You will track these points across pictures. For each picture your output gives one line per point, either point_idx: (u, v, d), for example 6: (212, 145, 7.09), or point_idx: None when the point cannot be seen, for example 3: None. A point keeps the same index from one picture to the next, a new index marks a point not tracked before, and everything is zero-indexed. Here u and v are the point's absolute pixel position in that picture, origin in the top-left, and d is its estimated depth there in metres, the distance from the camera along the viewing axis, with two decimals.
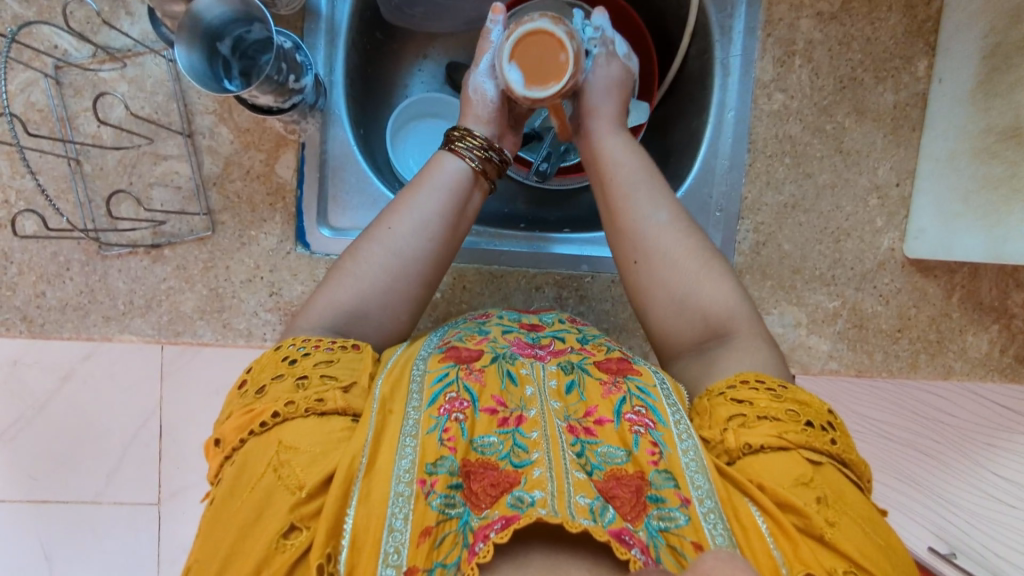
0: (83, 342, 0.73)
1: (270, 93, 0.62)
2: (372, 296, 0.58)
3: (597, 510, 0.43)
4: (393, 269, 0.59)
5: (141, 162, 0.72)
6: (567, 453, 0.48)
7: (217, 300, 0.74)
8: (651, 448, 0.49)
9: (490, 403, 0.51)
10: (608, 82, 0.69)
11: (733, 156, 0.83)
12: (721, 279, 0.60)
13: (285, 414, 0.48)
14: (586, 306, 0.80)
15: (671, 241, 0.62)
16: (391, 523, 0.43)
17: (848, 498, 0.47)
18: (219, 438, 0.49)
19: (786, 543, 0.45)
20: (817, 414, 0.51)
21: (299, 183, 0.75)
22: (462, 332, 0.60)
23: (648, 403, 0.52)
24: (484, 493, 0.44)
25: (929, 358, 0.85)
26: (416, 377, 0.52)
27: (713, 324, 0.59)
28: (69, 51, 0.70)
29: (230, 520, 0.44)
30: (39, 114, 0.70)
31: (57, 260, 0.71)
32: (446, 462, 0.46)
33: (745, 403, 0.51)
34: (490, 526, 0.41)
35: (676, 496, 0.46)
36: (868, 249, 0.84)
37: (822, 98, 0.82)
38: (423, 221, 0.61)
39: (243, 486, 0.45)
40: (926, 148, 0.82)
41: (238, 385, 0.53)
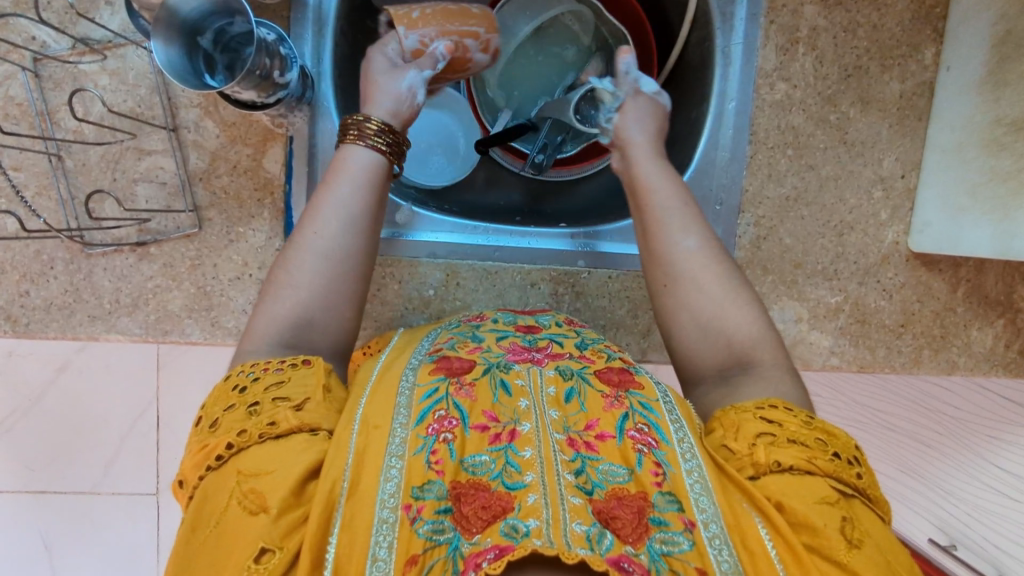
0: (69, 341, 0.72)
1: (253, 89, 0.59)
2: (317, 301, 0.55)
3: (594, 537, 0.41)
4: (328, 271, 0.56)
5: (125, 157, 0.70)
6: (563, 476, 0.46)
7: (205, 298, 0.72)
8: (654, 467, 0.48)
9: (482, 419, 0.50)
10: (637, 116, 0.67)
11: (734, 148, 0.81)
12: (745, 303, 0.58)
13: (240, 443, 0.46)
14: (583, 302, 0.79)
15: (701, 267, 0.59)
16: (375, 552, 0.41)
17: (870, 531, 0.46)
18: (182, 479, 0.47)
19: (795, 568, 0.44)
20: (844, 446, 0.50)
21: (287, 178, 0.73)
22: (455, 339, 0.60)
23: (650, 421, 0.51)
24: (475, 516, 0.42)
25: (933, 353, 0.84)
26: (404, 391, 0.51)
27: (734, 352, 0.57)
28: (48, 43, 0.67)
29: (202, 558, 0.42)
30: (18, 108, 0.68)
31: (40, 259, 0.70)
32: (434, 486, 0.45)
33: (775, 423, 0.50)
34: (482, 555, 0.39)
35: (680, 520, 0.45)
36: (871, 243, 0.82)
37: (825, 87, 0.80)
38: (345, 213, 0.58)
39: (209, 523, 0.43)
40: (933, 138, 0.79)
41: (196, 423, 0.50)
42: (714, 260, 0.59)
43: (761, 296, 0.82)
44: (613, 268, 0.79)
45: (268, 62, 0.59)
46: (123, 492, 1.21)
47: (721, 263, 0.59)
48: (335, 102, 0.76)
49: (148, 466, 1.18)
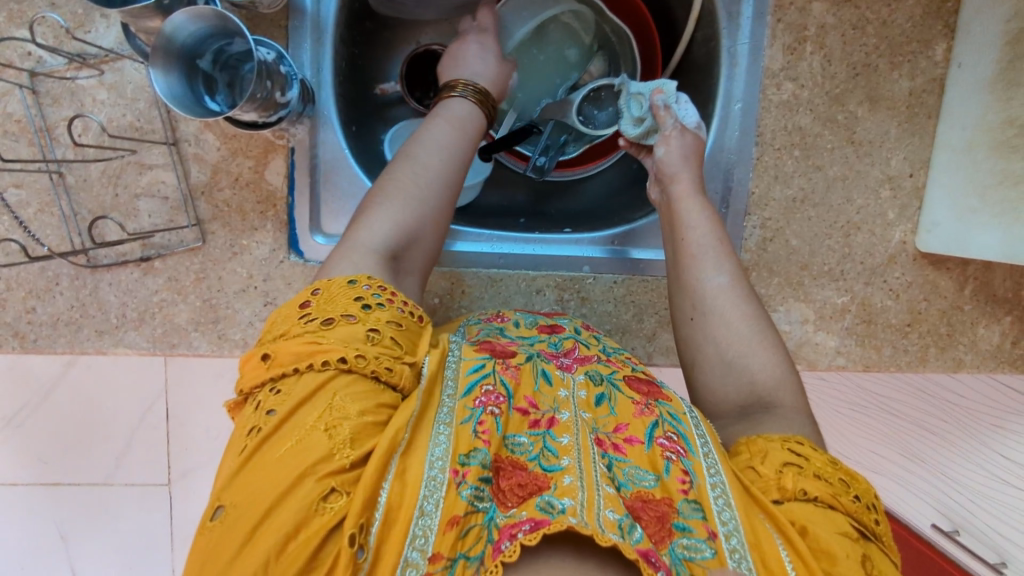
0: (77, 356, 0.72)
1: (255, 111, 0.59)
2: (421, 228, 0.58)
3: (626, 527, 0.42)
4: (435, 202, 0.59)
5: (126, 172, 0.69)
6: (598, 466, 0.48)
7: (211, 311, 0.73)
8: (681, 476, 0.48)
9: (523, 402, 0.51)
10: (683, 151, 0.72)
11: (739, 151, 0.80)
12: (768, 344, 0.60)
13: (355, 366, 0.45)
14: (588, 308, 0.79)
15: (732, 305, 0.61)
16: (423, 506, 0.42)
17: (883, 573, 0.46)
18: (270, 356, 0.46)
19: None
20: (865, 491, 0.51)
21: (290, 190, 0.72)
22: (486, 332, 0.61)
23: (679, 431, 0.52)
24: (511, 492, 0.45)
25: (939, 352, 0.84)
26: (452, 363, 0.52)
27: (754, 391, 0.58)
28: (44, 58, 0.67)
29: (276, 466, 0.41)
30: (17, 125, 0.67)
31: (46, 275, 0.70)
32: (479, 453, 0.46)
33: (802, 456, 0.51)
34: (518, 526, 0.41)
35: (703, 528, 0.46)
36: (878, 243, 0.82)
37: (833, 86, 0.78)
38: (447, 162, 0.61)
39: (288, 432, 0.43)
40: (942, 137, 0.78)
41: (300, 304, 0.49)
42: (743, 300, 0.62)
43: (767, 298, 0.81)
44: (619, 273, 0.79)
45: (268, 83, 0.58)
46: (136, 483, 1.23)
47: (750, 302, 0.62)
48: (336, 112, 0.75)
49: (159, 455, 1.22)
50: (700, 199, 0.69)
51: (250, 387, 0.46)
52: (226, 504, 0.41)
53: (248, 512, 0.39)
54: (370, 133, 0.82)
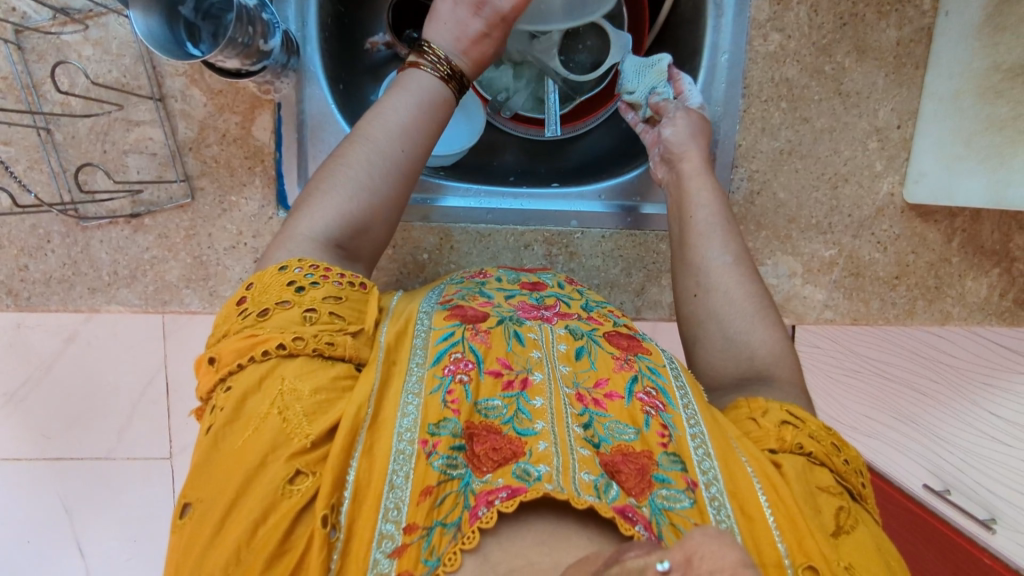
0: (71, 314, 0.73)
1: (236, 57, 0.59)
2: (373, 220, 0.58)
3: (601, 487, 0.42)
4: (391, 188, 0.59)
5: (114, 129, 0.69)
6: (572, 427, 0.47)
7: (201, 268, 0.73)
8: (660, 429, 0.48)
9: (495, 365, 0.51)
10: (691, 130, 0.74)
11: (727, 103, 0.80)
12: (765, 319, 0.61)
13: (292, 348, 0.47)
14: (576, 263, 0.79)
15: (730, 281, 0.63)
16: (391, 480, 0.42)
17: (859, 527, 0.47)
18: (214, 358, 0.48)
19: (790, 533, 0.44)
20: (854, 458, 0.53)
21: (277, 145, 0.72)
22: (463, 292, 0.61)
23: (658, 385, 0.52)
24: (486, 457, 0.44)
25: (927, 304, 0.84)
26: (421, 334, 0.53)
27: (749, 360, 0.59)
28: (29, 14, 0.67)
29: (238, 455, 0.43)
30: (4, 82, 0.68)
31: (37, 233, 0.71)
32: (449, 424, 0.46)
33: (800, 418, 0.52)
34: (494, 494, 0.40)
35: (682, 480, 0.46)
36: (866, 195, 0.82)
37: (821, 37, 0.78)
38: (410, 147, 0.60)
39: (245, 422, 0.44)
40: (930, 87, 0.78)
41: (239, 300, 0.51)
42: (742, 275, 0.64)
43: (754, 252, 0.82)
44: (606, 227, 0.80)
45: (251, 29, 0.59)
46: (138, 458, 1.23)
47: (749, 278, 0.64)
48: (322, 67, 0.75)
49: (159, 429, 1.21)
50: (709, 179, 0.70)
51: (207, 390, 0.48)
52: (193, 501, 0.42)
53: (217, 504, 0.41)
54: (358, 90, 0.82)
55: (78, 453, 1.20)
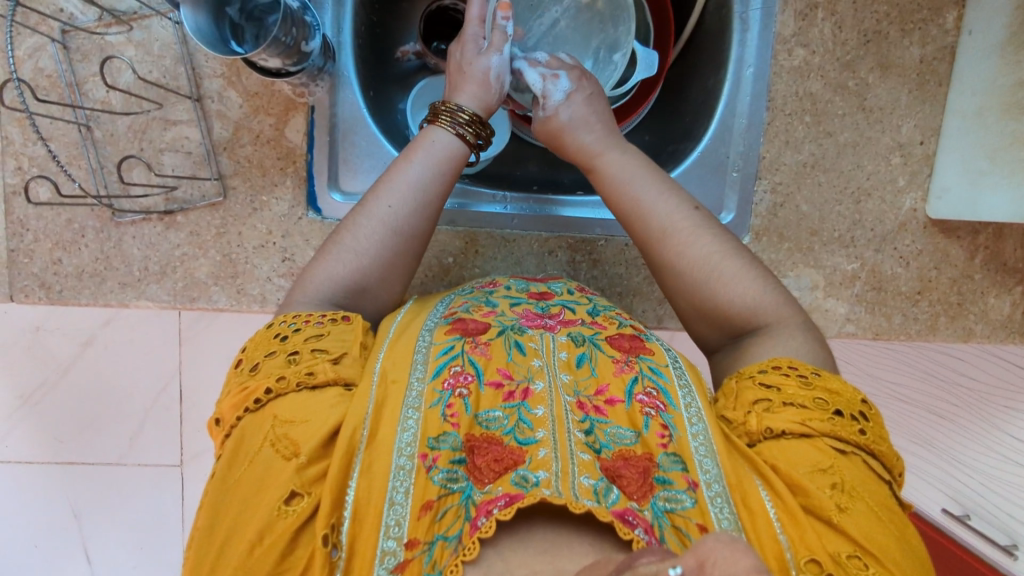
0: (100, 308, 0.74)
1: (278, 56, 0.61)
2: (371, 270, 0.60)
3: (601, 491, 0.43)
4: (389, 242, 0.61)
5: (152, 127, 0.71)
6: (573, 433, 0.48)
7: (230, 266, 0.74)
8: (661, 430, 0.50)
9: (496, 377, 0.53)
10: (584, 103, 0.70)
11: (751, 115, 0.81)
12: (744, 275, 0.60)
13: (278, 389, 0.50)
14: (599, 270, 0.80)
15: (702, 248, 0.61)
16: (392, 497, 0.44)
17: (860, 489, 0.47)
18: (219, 417, 0.51)
19: (792, 527, 0.45)
20: (847, 403, 0.51)
21: (310, 147, 0.74)
22: (469, 303, 0.62)
23: (659, 385, 0.54)
24: (488, 469, 0.45)
25: (949, 321, 0.84)
26: (422, 348, 0.55)
27: (737, 323, 0.59)
28: (75, 14, 0.69)
29: (236, 490, 0.46)
30: (48, 80, 0.69)
31: (72, 227, 0.72)
32: (449, 438, 0.47)
33: (774, 388, 0.52)
34: (493, 504, 0.42)
35: (683, 480, 0.47)
36: (889, 210, 0.82)
37: (844, 53, 0.79)
38: (417, 195, 0.63)
39: (242, 458, 0.48)
40: (953, 103, 0.79)
41: (235, 364, 0.54)
42: (711, 236, 0.62)
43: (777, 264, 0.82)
44: None
45: (294, 31, 0.61)
46: (147, 464, 1.23)
47: (719, 237, 0.62)
48: (356, 72, 0.76)
49: (171, 437, 1.21)
50: (622, 154, 0.68)
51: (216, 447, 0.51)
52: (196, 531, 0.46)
53: (218, 535, 0.44)
54: (389, 99, 0.84)
55: (89, 458, 1.20)
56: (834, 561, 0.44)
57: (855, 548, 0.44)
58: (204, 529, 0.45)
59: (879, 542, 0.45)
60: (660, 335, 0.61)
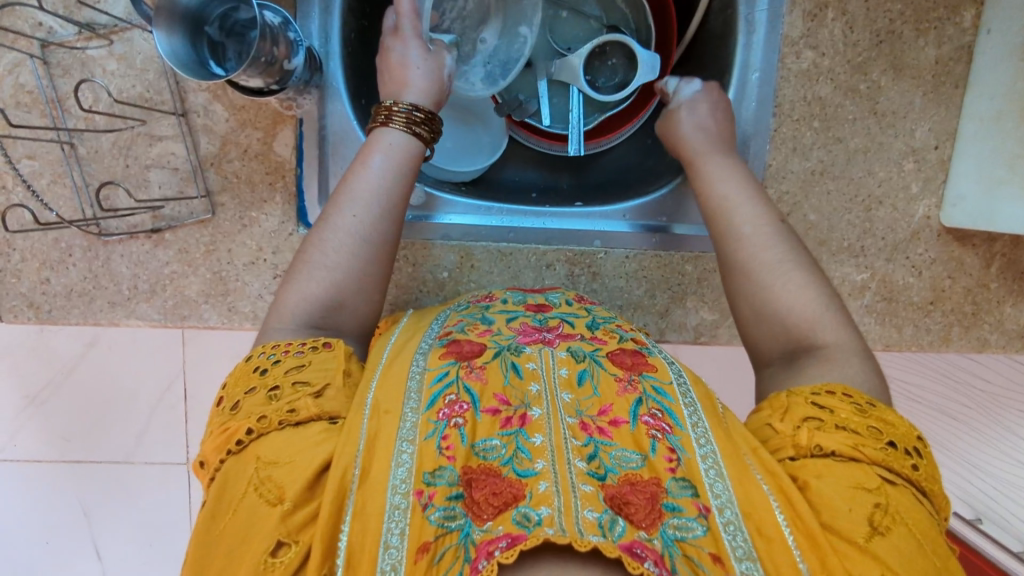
0: (91, 328, 0.73)
1: (259, 76, 0.59)
2: (346, 283, 0.57)
3: (607, 524, 0.41)
4: (360, 255, 0.58)
5: (137, 143, 0.69)
6: (574, 464, 0.46)
7: (221, 283, 0.73)
8: (667, 454, 0.47)
9: (493, 403, 0.50)
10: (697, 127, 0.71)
11: (757, 122, 0.77)
12: (812, 289, 0.57)
13: (260, 429, 0.48)
14: (599, 284, 0.78)
15: (773, 256, 0.59)
16: (387, 540, 0.41)
17: (907, 517, 0.44)
18: (202, 460, 0.49)
19: (814, 551, 0.42)
20: (904, 437, 0.48)
21: (299, 161, 0.72)
22: (465, 321, 0.60)
23: (664, 406, 0.51)
24: (486, 503, 0.43)
25: (963, 331, 0.81)
26: (416, 375, 0.52)
27: (794, 334, 0.56)
28: (54, 29, 0.67)
29: (220, 540, 0.43)
30: (29, 96, 0.68)
31: (59, 246, 0.70)
32: (445, 472, 0.45)
33: (825, 409, 0.49)
34: (495, 543, 0.39)
35: (693, 506, 0.44)
36: (901, 218, 0.79)
37: (856, 54, 0.75)
38: (381, 202, 0.60)
39: (225, 508, 0.45)
40: (970, 107, 0.75)
41: (216, 405, 0.52)
42: (785, 249, 0.59)
43: None
44: (630, 248, 0.78)
45: (275, 48, 0.58)
46: (156, 462, 1.16)
47: (791, 249, 0.59)
48: (345, 83, 0.74)
49: None
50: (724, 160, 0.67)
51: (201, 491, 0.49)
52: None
53: None
54: (381, 107, 0.82)
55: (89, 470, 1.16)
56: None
57: (887, 572, 0.41)
58: None
59: (919, 572, 0.41)
60: (662, 347, 0.59)
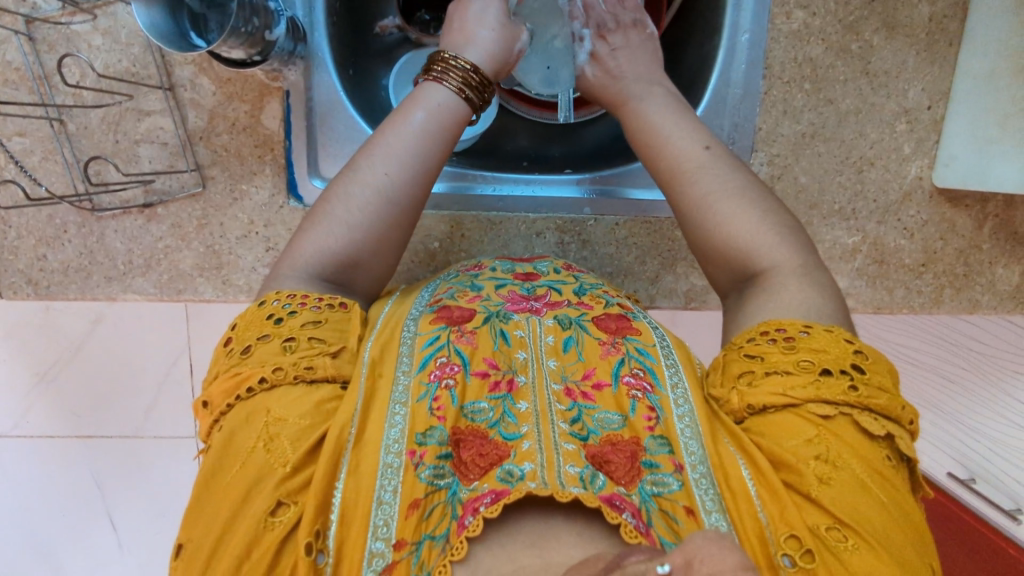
0: (89, 303, 0.74)
1: (240, 46, 0.59)
2: (364, 243, 0.57)
3: (588, 478, 0.42)
4: (385, 214, 0.57)
5: (125, 118, 0.70)
6: (558, 424, 0.47)
7: (214, 257, 0.74)
8: (647, 413, 0.48)
9: (482, 366, 0.51)
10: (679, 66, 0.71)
11: (747, 84, 0.77)
12: (752, 213, 0.55)
13: (274, 380, 0.47)
14: (589, 251, 0.78)
15: (710, 183, 0.57)
16: (380, 496, 0.43)
17: (849, 456, 0.44)
18: (208, 400, 0.49)
19: (772, 506, 0.43)
20: (839, 358, 0.46)
21: (287, 133, 0.72)
22: (454, 289, 0.61)
23: (646, 366, 0.52)
24: (473, 463, 0.44)
25: (955, 293, 0.81)
26: (407, 340, 0.53)
27: (737, 263, 0.55)
28: (38, 4, 0.67)
29: (225, 490, 0.44)
30: (17, 73, 0.68)
31: (54, 222, 0.71)
32: (436, 432, 0.46)
33: (757, 357, 0.49)
34: (479, 500, 0.41)
35: (669, 462, 0.45)
36: (893, 179, 0.79)
37: (847, 13, 0.74)
38: (415, 161, 0.59)
39: (231, 457, 0.45)
40: (964, 65, 0.75)
41: (224, 342, 0.52)
42: (727, 175, 0.58)
43: None
44: (621, 215, 0.78)
45: (254, 19, 0.59)
46: (166, 437, 1.15)
47: (731, 175, 0.58)
48: (330, 53, 0.73)
49: None
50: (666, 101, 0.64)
51: (204, 435, 0.49)
52: (185, 542, 0.44)
53: (205, 542, 0.42)
54: (369, 77, 0.81)
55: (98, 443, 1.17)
56: (812, 535, 0.41)
57: (835, 521, 0.42)
58: (195, 539, 0.43)
59: (864, 511, 0.42)
60: (647, 313, 0.59)
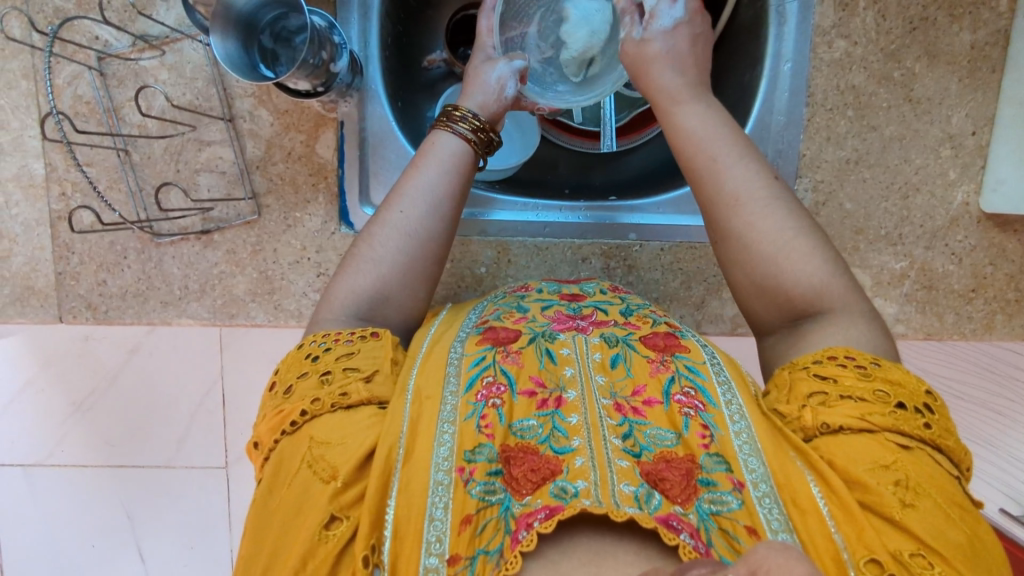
0: (144, 327, 0.76)
1: (307, 78, 0.62)
2: (393, 278, 0.57)
3: (642, 497, 0.41)
4: (410, 248, 0.58)
5: (187, 149, 0.72)
6: (609, 440, 0.46)
7: (267, 282, 0.75)
8: (701, 430, 0.46)
9: (529, 385, 0.50)
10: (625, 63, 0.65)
11: (790, 112, 0.78)
12: (777, 219, 0.54)
13: (313, 411, 0.48)
14: (635, 276, 0.79)
15: (775, 225, 0.54)
16: (432, 513, 0.42)
17: (928, 486, 0.42)
18: (257, 441, 0.49)
19: (848, 525, 0.41)
20: (911, 396, 0.46)
21: (340, 162, 0.74)
22: (501, 310, 0.60)
23: (697, 384, 0.50)
24: (525, 479, 0.43)
25: (1007, 319, 0.80)
26: (453, 360, 0.52)
27: (799, 304, 0.53)
28: (110, 41, 0.70)
29: (274, 519, 0.44)
30: (87, 106, 0.71)
31: (114, 249, 0.74)
32: (485, 449, 0.45)
33: (830, 379, 0.47)
34: (533, 516, 0.40)
35: (728, 480, 0.44)
36: (939, 205, 0.78)
37: (889, 42, 0.76)
38: (430, 199, 0.59)
39: (281, 484, 0.45)
40: (1008, 90, 0.75)
41: (268, 387, 0.52)
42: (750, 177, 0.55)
43: None
44: (665, 241, 0.79)
45: (322, 53, 0.62)
46: (196, 467, 1.10)
47: (757, 177, 0.56)
48: (382, 85, 0.76)
49: None
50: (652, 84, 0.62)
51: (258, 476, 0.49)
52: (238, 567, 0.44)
53: (258, 566, 0.42)
54: (416, 109, 0.83)
55: (121, 478, 1.10)
56: (894, 559, 0.40)
57: (919, 547, 0.40)
58: (246, 560, 0.43)
59: (948, 544, 0.40)
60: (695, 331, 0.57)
